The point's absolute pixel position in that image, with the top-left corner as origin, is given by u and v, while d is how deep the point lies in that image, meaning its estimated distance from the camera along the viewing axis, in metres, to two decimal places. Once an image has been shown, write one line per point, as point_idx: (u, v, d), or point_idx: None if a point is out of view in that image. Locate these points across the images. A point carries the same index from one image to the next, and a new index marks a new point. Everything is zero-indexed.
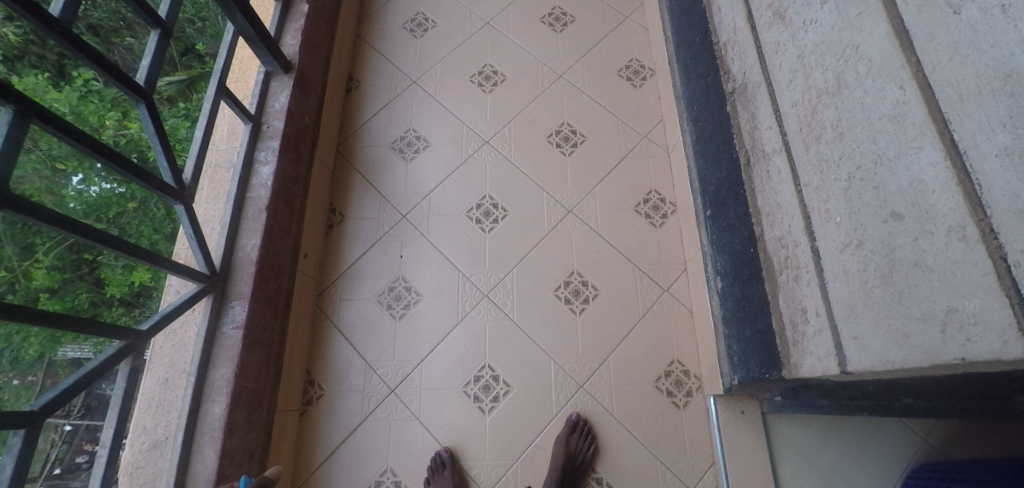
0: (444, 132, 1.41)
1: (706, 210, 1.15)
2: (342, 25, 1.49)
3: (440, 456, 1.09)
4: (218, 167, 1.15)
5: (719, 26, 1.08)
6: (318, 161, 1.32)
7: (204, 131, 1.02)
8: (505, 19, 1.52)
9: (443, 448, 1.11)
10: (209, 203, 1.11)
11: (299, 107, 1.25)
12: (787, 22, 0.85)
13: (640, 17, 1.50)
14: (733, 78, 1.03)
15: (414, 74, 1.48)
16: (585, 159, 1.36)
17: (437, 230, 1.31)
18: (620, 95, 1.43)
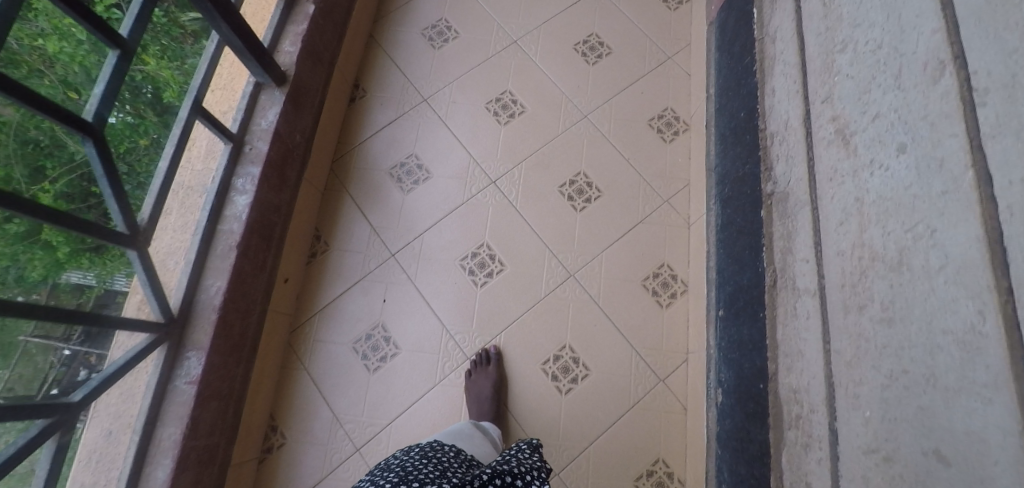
0: (447, 165, 1.28)
1: (718, 308, 1.04)
2: (355, 26, 1.33)
3: (487, 352, 1.14)
4: (190, 190, 0.99)
5: (770, 112, 0.94)
6: (307, 183, 1.21)
7: (170, 162, 0.89)
8: (535, 41, 1.36)
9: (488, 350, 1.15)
10: (177, 231, 0.96)
11: (290, 126, 1.12)
12: (850, 149, 0.71)
13: (683, 60, 1.36)
14: (775, 180, 0.90)
15: (425, 91, 1.34)
16: (596, 218, 1.24)
17: (425, 276, 1.20)
18: (647, 149, 1.29)
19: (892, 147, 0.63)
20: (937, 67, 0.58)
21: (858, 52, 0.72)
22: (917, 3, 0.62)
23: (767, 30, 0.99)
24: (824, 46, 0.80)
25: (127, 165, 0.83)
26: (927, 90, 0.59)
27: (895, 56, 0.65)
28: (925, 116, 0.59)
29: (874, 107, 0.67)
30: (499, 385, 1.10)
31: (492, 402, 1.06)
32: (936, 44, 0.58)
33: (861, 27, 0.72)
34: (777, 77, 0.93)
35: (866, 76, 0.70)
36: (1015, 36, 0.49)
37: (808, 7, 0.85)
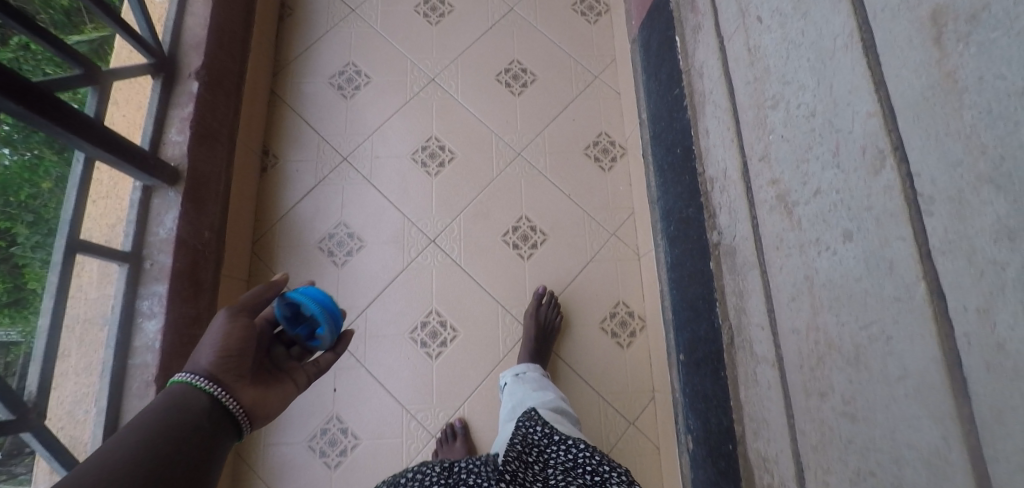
0: (381, 229, 1.18)
1: (678, 352, 1.02)
2: (252, 86, 1.17)
3: (453, 426, 1.08)
4: (87, 324, 0.87)
5: (707, 155, 0.89)
6: (228, 278, 1.08)
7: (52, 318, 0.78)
8: (453, 76, 1.26)
9: (455, 419, 1.09)
10: (81, 376, 0.85)
11: (194, 225, 0.98)
12: (794, 221, 0.67)
13: (611, 78, 1.29)
14: (720, 230, 0.86)
15: (344, 149, 1.21)
16: (544, 265, 1.18)
17: (375, 356, 1.13)
18: (587, 181, 1.23)
19: (838, 231, 0.59)
20: (877, 157, 0.53)
21: (790, 114, 0.67)
22: (847, 76, 0.57)
23: (693, 62, 0.93)
24: (754, 97, 0.75)
25: (31, 213, 0.79)
26: (868, 179, 0.55)
27: (830, 130, 0.60)
28: (869, 207, 0.55)
29: (814, 181, 0.63)
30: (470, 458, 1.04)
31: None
32: (873, 130, 0.54)
33: (791, 86, 0.67)
34: (709, 118, 0.88)
35: (802, 144, 0.65)
36: (958, 146, 0.44)
37: (732, 49, 0.80)
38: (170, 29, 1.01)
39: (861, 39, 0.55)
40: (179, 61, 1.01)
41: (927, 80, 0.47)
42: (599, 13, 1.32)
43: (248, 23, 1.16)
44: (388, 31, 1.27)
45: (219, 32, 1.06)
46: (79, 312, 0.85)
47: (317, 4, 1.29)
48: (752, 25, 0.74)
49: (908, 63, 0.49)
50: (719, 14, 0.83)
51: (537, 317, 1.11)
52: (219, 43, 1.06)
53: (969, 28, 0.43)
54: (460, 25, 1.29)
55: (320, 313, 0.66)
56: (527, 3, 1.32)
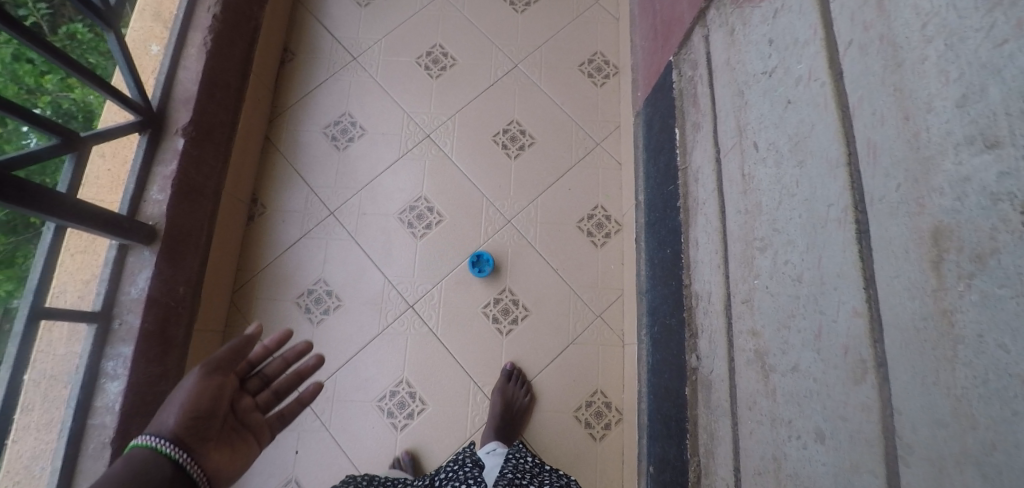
0: (362, 289, 1.15)
1: (649, 463, 0.94)
2: (245, 134, 1.18)
3: (401, 459, 1.05)
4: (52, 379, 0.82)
5: (695, 267, 0.82)
6: (201, 333, 1.05)
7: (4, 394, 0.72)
8: (449, 133, 1.25)
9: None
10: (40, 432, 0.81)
11: (168, 283, 0.94)
12: (769, 388, 0.59)
13: (613, 146, 1.24)
14: (699, 356, 0.78)
15: (332, 203, 1.20)
16: (524, 342, 1.12)
17: (340, 422, 1.08)
18: (577, 256, 1.17)
19: (812, 426, 0.51)
20: (859, 366, 0.46)
21: (776, 267, 0.59)
22: (837, 256, 0.49)
23: (690, 162, 0.86)
24: (744, 230, 0.67)
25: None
26: (849, 386, 0.47)
27: (815, 307, 0.52)
28: (844, 417, 0.47)
29: (794, 355, 0.55)
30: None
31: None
32: (858, 332, 0.46)
33: (781, 236, 0.59)
34: (699, 229, 0.81)
35: (785, 306, 0.57)
36: (946, 404, 0.37)
37: (727, 166, 0.72)
38: (162, 82, 1.01)
39: (855, 221, 0.47)
40: (168, 116, 1.00)
41: (921, 307, 0.39)
42: (607, 75, 1.30)
43: (246, 71, 1.18)
44: (387, 84, 1.30)
45: (209, 85, 1.06)
46: (45, 367, 0.82)
47: (320, 52, 1.33)
48: (749, 150, 0.67)
49: (901, 275, 0.41)
50: (718, 123, 0.76)
51: (504, 394, 1.06)
52: (211, 96, 1.07)
53: (972, 270, 0.35)
54: (459, 81, 1.29)
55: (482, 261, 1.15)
56: (532, 61, 1.31)
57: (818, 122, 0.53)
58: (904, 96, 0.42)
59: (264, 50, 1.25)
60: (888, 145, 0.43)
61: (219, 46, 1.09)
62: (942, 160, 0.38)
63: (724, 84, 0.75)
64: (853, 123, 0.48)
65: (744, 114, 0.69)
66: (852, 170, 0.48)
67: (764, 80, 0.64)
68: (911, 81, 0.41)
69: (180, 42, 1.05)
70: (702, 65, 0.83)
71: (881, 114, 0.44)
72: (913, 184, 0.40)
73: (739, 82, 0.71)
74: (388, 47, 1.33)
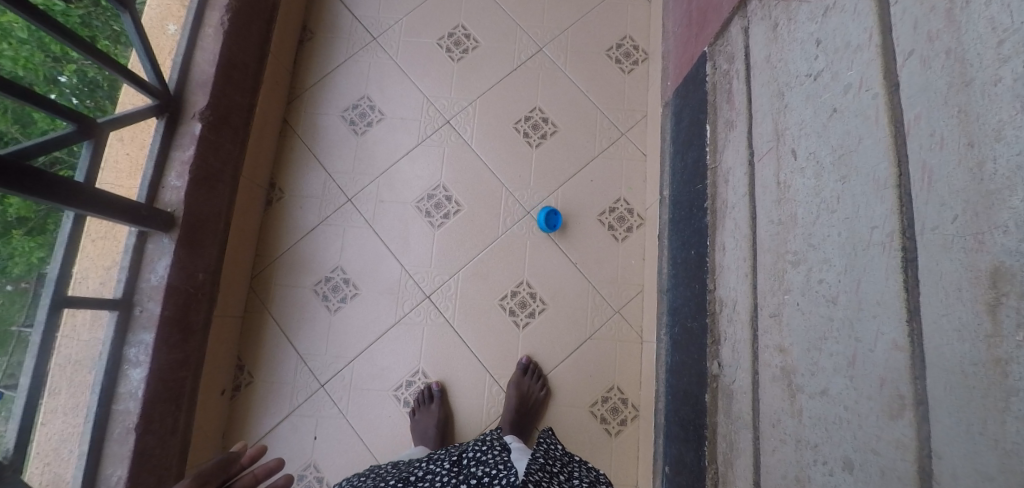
0: (378, 278, 1.16)
1: (665, 463, 0.94)
2: (262, 118, 1.18)
3: (430, 389, 1.09)
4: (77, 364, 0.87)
5: (720, 272, 0.79)
6: (220, 317, 1.08)
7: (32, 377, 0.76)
8: (470, 119, 1.23)
9: None
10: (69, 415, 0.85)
11: (186, 271, 0.98)
12: (794, 407, 0.58)
13: (638, 137, 1.21)
14: (721, 364, 0.77)
15: (350, 190, 1.21)
16: (540, 336, 1.12)
17: (358, 410, 1.10)
18: (597, 251, 1.15)
19: (839, 455, 0.50)
20: (896, 401, 0.44)
21: (809, 284, 0.57)
22: (878, 282, 0.47)
23: (721, 162, 0.82)
24: (776, 241, 0.64)
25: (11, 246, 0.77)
26: (883, 420, 0.45)
27: (850, 332, 0.50)
28: (876, 451, 0.45)
29: (823, 379, 0.53)
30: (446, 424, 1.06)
31: (438, 441, 1.03)
32: (896, 366, 0.44)
33: (816, 253, 0.56)
34: (727, 234, 0.78)
35: (816, 327, 0.55)
36: (992, 457, 0.35)
37: (762, 171, 0.69)
38: (179, 64, 1.00)
39: (902, 249, 0.44)
40: (185, 99, 1.00)
41: (971, 351, 0.37)
42: (636, 61, 1.25)
43: (263, 51, 1.17)
44: (407, 67, 1.27)
45: (227, 66, 1.05)
46: (71, 352, 0.86)
47: (339, 31, 1.30)
48: (787, 157, 0.63)
49: (951, 313, 0.39)
50: (754, 124, 0.72)
51: (519, 388, 1.06)
52: (228, 78, 1.06)
53: None
54: (482, 64, 1.25)
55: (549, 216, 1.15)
56: (557, 44, 1.26)
57: (866, 136, 0.50)
58: (970, 120, 0.38)
59: (283, 29, 1.23)
60: (945, 172, 0.40)
61: (237, 26, 1.07)
62: (1009, 196, 0.35)
63: (762, 83, 0.71)
64: (906, 143, 0.45)
65: (782, 118, 0.65)
66: (902, 193, 0.45)
67: (808, 84, 0.60)
68: (979, 104, 0.37)
69: (197, 22, 1.03)
70: (739, 59, 0.79)
71: (941, 137, 0.41)
72: (974, 217, 0.37)
73: (779, 83, 0.66)
74: (408, 26, 1.29)
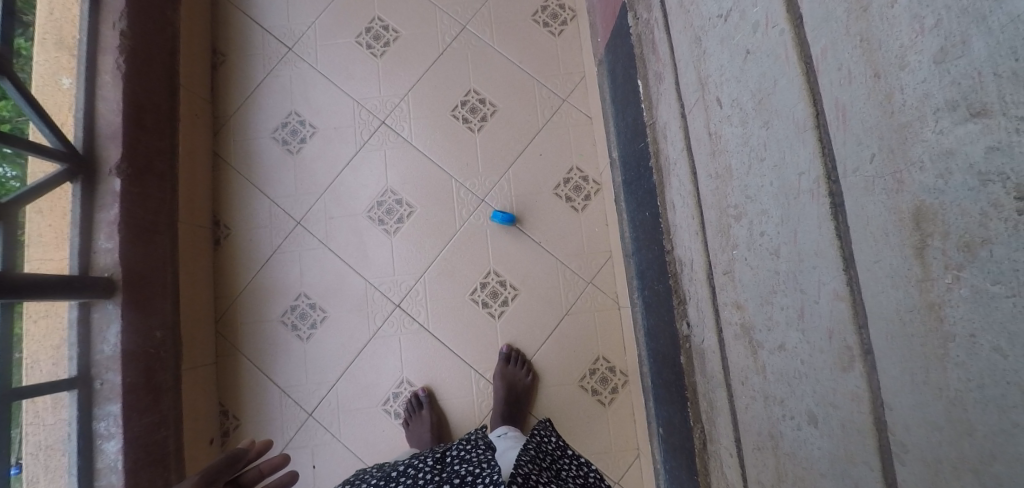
0: (344, 297, 1.13)
1: (658, 425, 0.94)
2: (189, 155, 1.13)
3: (417, 397, 1.08)
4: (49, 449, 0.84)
5: (674, 232, 0.77)
6: (191, 369, 1.06)
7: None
8: (405, 116, 1.17)
9: None
10: None
11: (142, 332, 0.95)
12: (758, 365, 0.56)
13: (580, 100, 1.16)
14: (689, 324, 0.75)
15: (297, 212, 1.17)
16: (518, 323, 1.10)
17: (351, 431, 1.09)
18: (559, 225, 1.12)
19: (802, 409, 0.48)
20: (845, 352, 0.42)
21: (752, 237, 0.54)
22: (812, 231, 0.44)
23: (657, 117, 0.78)
24: (717, 196, 0.61)
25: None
26: (837, 372, 0.43)
27: (795, 285, 0.48)
28: (834, 404, 0.44)
29: (779, 334, 0.51)
30: (440, 427, 1.05)
31: (435, 443, 1.02)
32: (841, 316, 0.42)
33: (754, 204, 0.53)
34: (674, 192, 0.75)
35: (765, 281, 0.53)
36: (939, 405, 0.33)
37: (694, 124, 0.65)
38: (81, 119, 0.94)
39: (829, 194, 0.41)
40: (98, 155, 0.94)
41: (907, 297, 0.34)
42: (564, 21, 1.19)
43: (174, 86, 1.10)
44: (330, 72, 1.20)
45: (135, 110, 0.99)
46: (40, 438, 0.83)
47: (252, 47, 1.23)
48: (713, 106, 0.59)
49: (882, 260, 0.36)
50: (680, 74, 0.68)
51: (505, 378, 1.05)
52: (139, 123, 1.00)
53: (960, 260, 0.30)
54: (407, 54, 1.19)
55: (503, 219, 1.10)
56: (480, 18, 1.20)
57: (780, 77, 0.46)
58: (874, 49, 0.35)
59: (190, 56, 1.16)
60: (857, 108, 0.37)
61: (137, 66, 1.00)
62: (921, 127, 0.31)
63: (680, 30, 0.67)
64: (817, 80, 0.41)
65: (703, 65, 0.61)
66: (822, 135, 0.42)
67: (721, 26, 0.56)
68: (880, 29, 0.34)
69: (91, 69, 0.96)
70: (656, 7, 0.74)
71: (848, 70, 0.38)
72: (890, 155, 0.34)
73: (695, 28, 0.62)
74: (322, 29, 1.22)
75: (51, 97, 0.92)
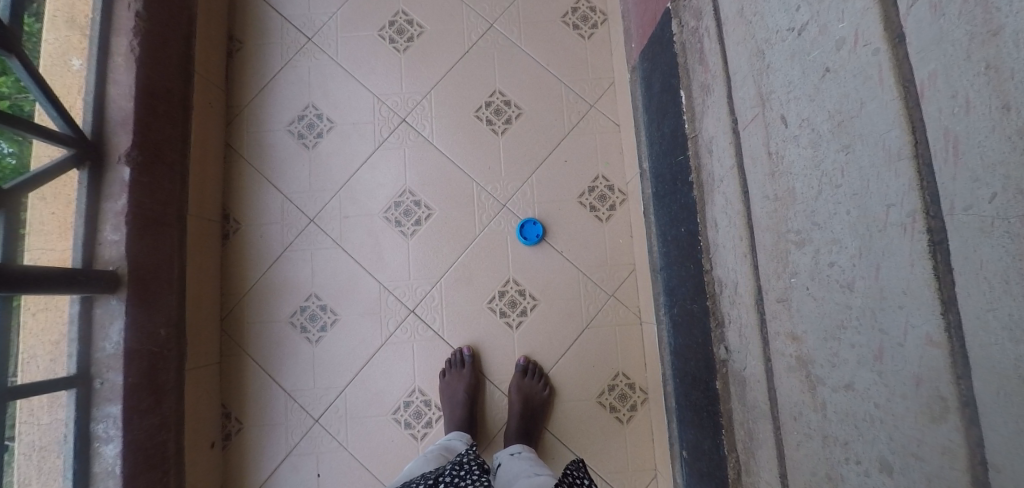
0: (356, 299, 1.09)
1: (682, 448, 0.91)
2: (201, 146, 1.08)
3: (461, 353, 1.05)
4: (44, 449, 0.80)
5: (715, 251, 0.74)
6: (194, 369, 1.01)
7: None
8: (427, 115, 1.14)
9: None
10: None
11: (146, 330, 0.91)
12: (816, 402, 0.53)
13: (608, 107, 1.13)
14: (728, 348, 0.72)
15: (311, 209, 1.12)
16: (537, 333, 1.07)
17: (357, 440, 1.05)
18: (583, 235, 1.09)
19: (872, 455, 0.46)
20: (938, 403, 0.38)
21: (818, 266, 0.51)
22: (902, 268, 0.41)
23: (701, 131, 0.75)
24: (774, 219, 0.58)
25: None
26: (924, 424, 0.40)
27: (872, 323, 0.44)
28: (918, 456, 0.41)
29: (846, 372, 0.48)
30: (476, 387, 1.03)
31: (466, 404, 1.01)
32: (933, 363, 0.39)
33: (822, 232, 0.50)
34: (717, 210, 0.72)
35: (832, 315, 0.50)
36: None
37: (748, 142, 0.62)
38: (91, 104, 0.89)
39: (927, 231, 0.38)
40: (108, 141, 0.90)
41: None
42: (594, 25, 1.15)
43: (188, 72, 1.05)
44: (350, 65, 1.16)
45: (148, 97, 0.94)
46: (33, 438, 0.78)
47: (269, 37, 1.18)
48: (775, 124, 0.56)
49: (998, 309, 0.33)
50: (734, 88, 0.65)
51: (521, 391, 1.01)
52: (151, 110, 0.95)
53: None
54: (431, 51, 1.15)
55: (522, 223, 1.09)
56: (508, 17, 1.16)
57: (869, 99, 0.43)
58: (1003, 78, 0.31)
59: (205, 43, 1.11)
60: (976, 140, 0.34)
61: (151, 50, 0.96)
62: None
63: (737, 41, 0.64)
64: (919, 106, 0.38)
65: (765, 80, 0.58)
66: (921, 166, 0.38)
67: (792, 40, 0.52)
68: (1013, 57, 0.30)
69: (104, 51, 0.91)
70: (707, 15, 0.70)
71: (965, 98, 0.34)
72: (1017, 196, 0.31)
73: (757, 40, 0.59)
74: (344, 20, 1.18)
75: (60, 79, 0.87)
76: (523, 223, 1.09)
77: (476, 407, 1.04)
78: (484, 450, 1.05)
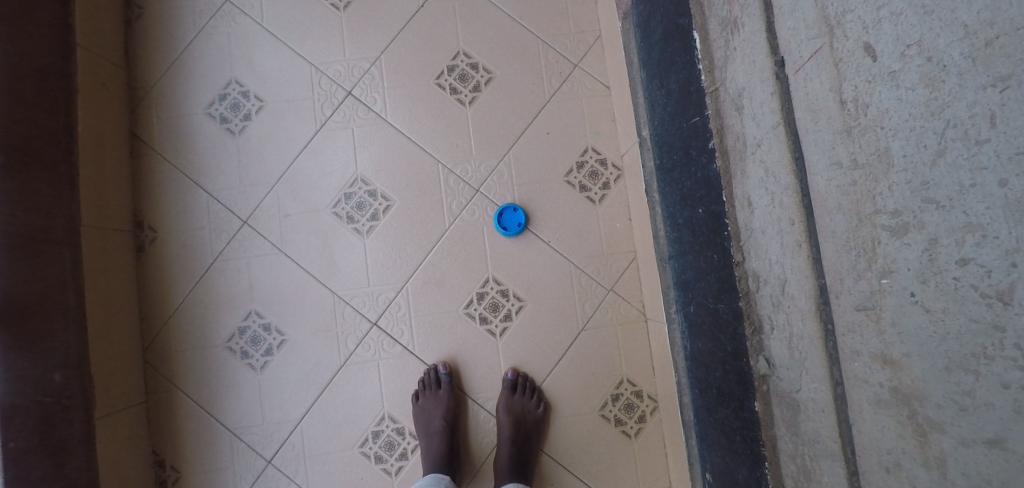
0: (307, 315, 0.91)
1: (704, 470, 0.76)
2: (95, 138, 0.87)
3: (436, 371, 0.88)
4: None
5: (750, 238, 0.57)
6: (108, 415, 0.82)
7: None
8: (378, 85, 0.94)
9: None
10: None
11: (32, 378, 0.71)
12: (928, 455, 0.37)
13: (595, 65, 0.94)
14: (771, 362, 0.56)
15: (243, 209, 0.93)
16: (525, 341, 0.90)
17: (320, 481, 0.88)
18: (573, 221, 0.92)
19: None
20: None
21: (932, 264, 0.35)
22: None
23: (726, 82, 0.58)
24: (851, 196, 0.41)
25: None
26: None
27: None
28: None
29: (988, 421, 0.32)
30: (456, 411, 0.87)
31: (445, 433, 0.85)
32: None
33: (944, 214, 0.33)
34: (752, 184, 0.55)
35: (960, 337, 0.33)
36: None
37: (804, 89, 0.45)
38: None
39: None
40: None
41: None
42: None
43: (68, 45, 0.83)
44: (280, 29, 0.95)
45: (9, 77, 0.73)
46: None
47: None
48: (853, 60, 0.39)
49: None
50: (778, 19, 0.48)
51: (511, 412, 0.85)
52: (17, 94, 0.74)
53: None
54: (378, 7, 0.95)
55: (501, 208, 0.91)
56: None
57: None
58: None
59: (91, 9, 0.89)
60: None
61: (8, 15, 0.74)
62: None
63: None
64: None
65: None
66: None
67: None
68: None
69: None
70: None
71: None
72: None
73: None
74: None
75: None
76: (503, 209, 0.91)
77: (458, 434, 0.88)
78: (470, 483, 0.88)
